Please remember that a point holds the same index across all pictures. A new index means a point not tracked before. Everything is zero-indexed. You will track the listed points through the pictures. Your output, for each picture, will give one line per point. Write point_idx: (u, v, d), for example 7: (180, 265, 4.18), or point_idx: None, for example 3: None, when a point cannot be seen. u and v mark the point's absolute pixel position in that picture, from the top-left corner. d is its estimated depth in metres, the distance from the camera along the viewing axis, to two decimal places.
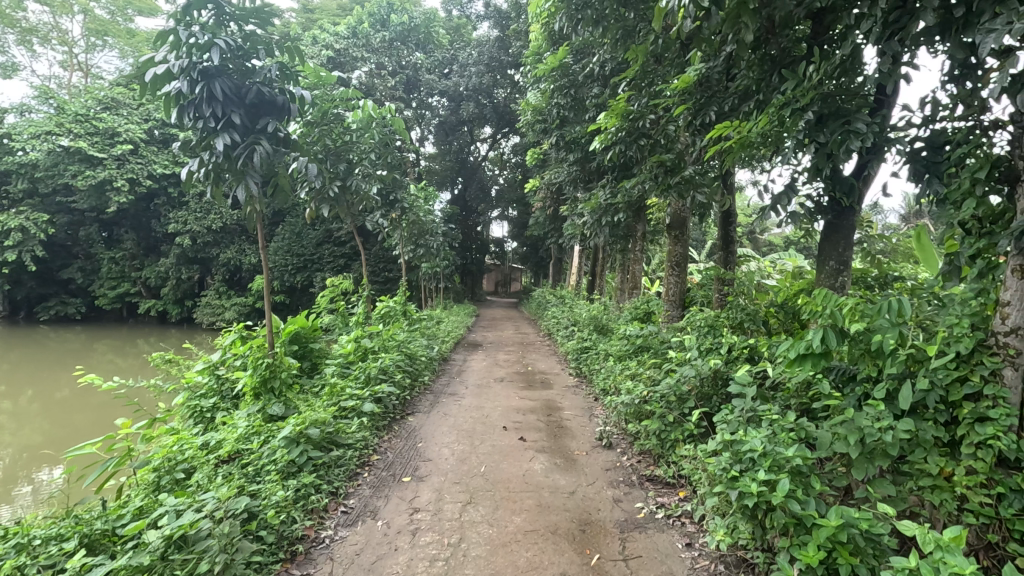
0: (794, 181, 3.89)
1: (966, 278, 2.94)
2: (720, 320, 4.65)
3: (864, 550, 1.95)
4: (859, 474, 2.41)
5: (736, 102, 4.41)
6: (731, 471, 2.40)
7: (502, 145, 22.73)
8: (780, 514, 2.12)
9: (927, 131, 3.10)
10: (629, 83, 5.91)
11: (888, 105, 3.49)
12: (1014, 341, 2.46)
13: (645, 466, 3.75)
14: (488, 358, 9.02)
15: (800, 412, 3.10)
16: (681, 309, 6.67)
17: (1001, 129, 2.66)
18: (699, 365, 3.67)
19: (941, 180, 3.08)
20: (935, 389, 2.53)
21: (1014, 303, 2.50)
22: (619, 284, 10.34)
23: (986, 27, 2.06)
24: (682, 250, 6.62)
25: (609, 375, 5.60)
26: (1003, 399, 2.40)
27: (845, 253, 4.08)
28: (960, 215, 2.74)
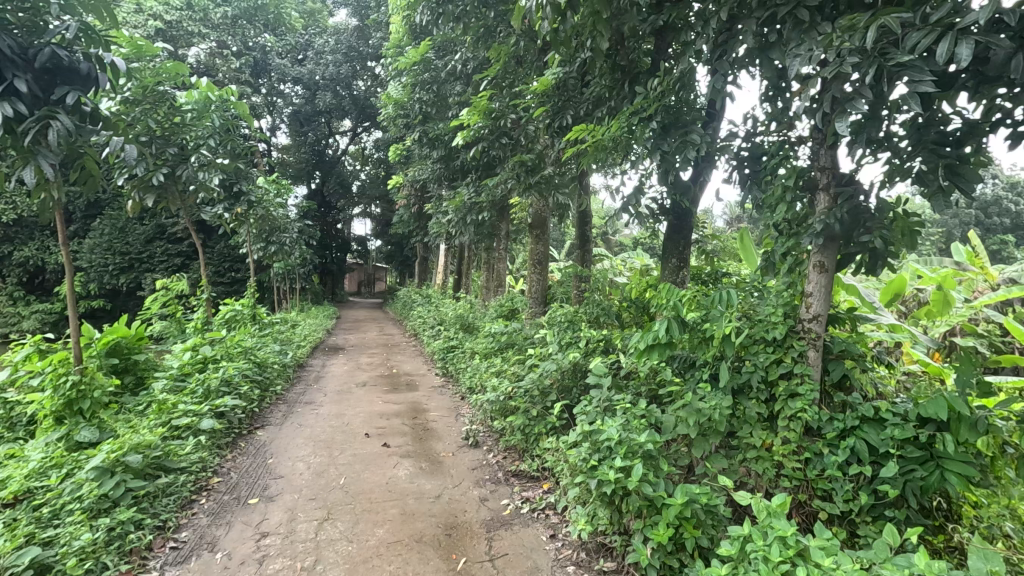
0: (641, 184, 4.19)
1: (779, 273, 3.38)
2: (578, 315, 4.87)
3: (704, 522, 2.14)
4: (699, 452, 2.64)
5: (590, 107, 4.64)
6: (591, 461, 2.48)
7: (363, 139, 21.91)
8: (634, 498, 2.23)
9: (748, 144, 3.52)
10: (491, 82, 5.94)
11: (717, 118, 3.92)
12: (815, 326, 2.91)
13: (510, 461, 3.79)
14: (350, 362, 8.56)
15: (649, 398, 3.34)
16: (543, 306, 6.89)
17: (804, 145, 3.10)
18: (559, 360, 3.80)
19: (759, 187, 3.51)
20: (758, 370, 2.88)
21: (815, 294, 2.94)
22: (483, 282, 10.45)
23: (794, 52, 2.36)
24: (543, 249, 6.85)
25: (474, 373, 5.61)
26: (808, 376, 2.80)
27: (684, 251, 4.50)
28: (774, 218, 3.13)
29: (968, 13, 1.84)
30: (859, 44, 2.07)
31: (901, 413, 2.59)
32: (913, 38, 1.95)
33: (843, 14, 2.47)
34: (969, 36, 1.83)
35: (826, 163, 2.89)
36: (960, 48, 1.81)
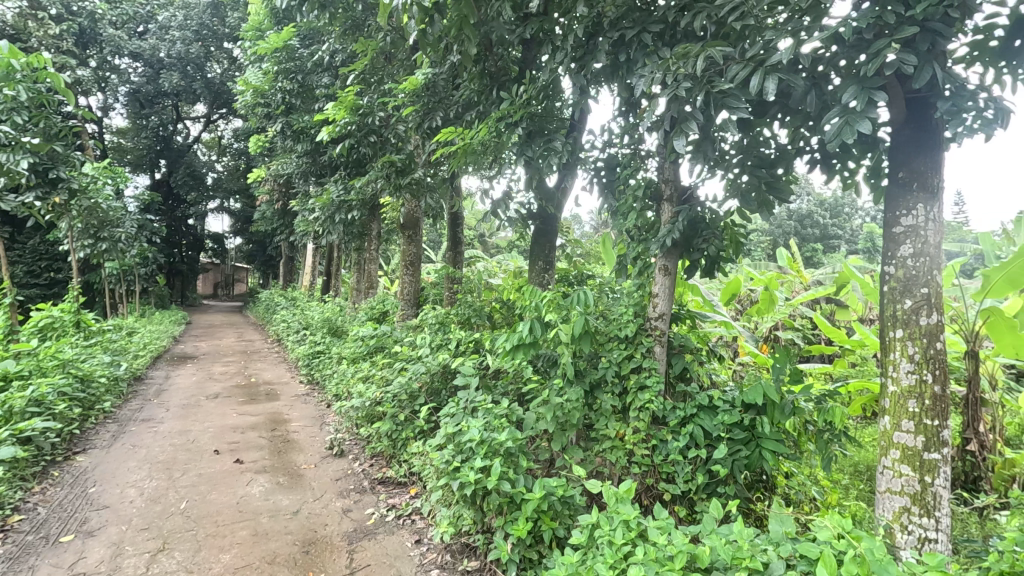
0: (508, 189, 4.31)
1: (631, 275, 3.66)
2: (449, 317, 4.86)
3: (560, 513, 2.26)
4: (558, 446, 2.78)
5: (460, 110, 4.66)
6: (453, 463, 2.49)
7: (219, 127, 20.02)
8: (494, 496, 2.28)
9: (606, 154, 3.77)
10: (359, 77, 5.71)
11: (579, 129, 4.15)
12: (660, 324, 3.20)
13: (377, 469, 3.68)
14: (199, 372, 7.74)
15: (515, 397, 3.43)
16: (415, 308, 6.77)
17: (652, 158, 3.38)
18: (428, 362, 3.76)
19: (615, 195, 3.77)
20: (612, 366, 3.10)
21: (661, 294, 3.24)
22: (355, 284, 10.04)
23: (639, 74, 2.57)
24: (416, 250, 6.74)
25: (341, 379, 5.36)
26: (655, 370, 3.07)
27: (549, 255, 4.71)
28: (627, 225, 3.39)
29: (775, 52, 2.14)
30: (690, 70, 2.31)
31: (729, 399, 2.94)
32: (733, 70, 2.21)
33: (679, 42, 2.74)
34: (775, 72, 2.12)
35: (669, 176, 3.20)
36: (768, 82, 2.09)
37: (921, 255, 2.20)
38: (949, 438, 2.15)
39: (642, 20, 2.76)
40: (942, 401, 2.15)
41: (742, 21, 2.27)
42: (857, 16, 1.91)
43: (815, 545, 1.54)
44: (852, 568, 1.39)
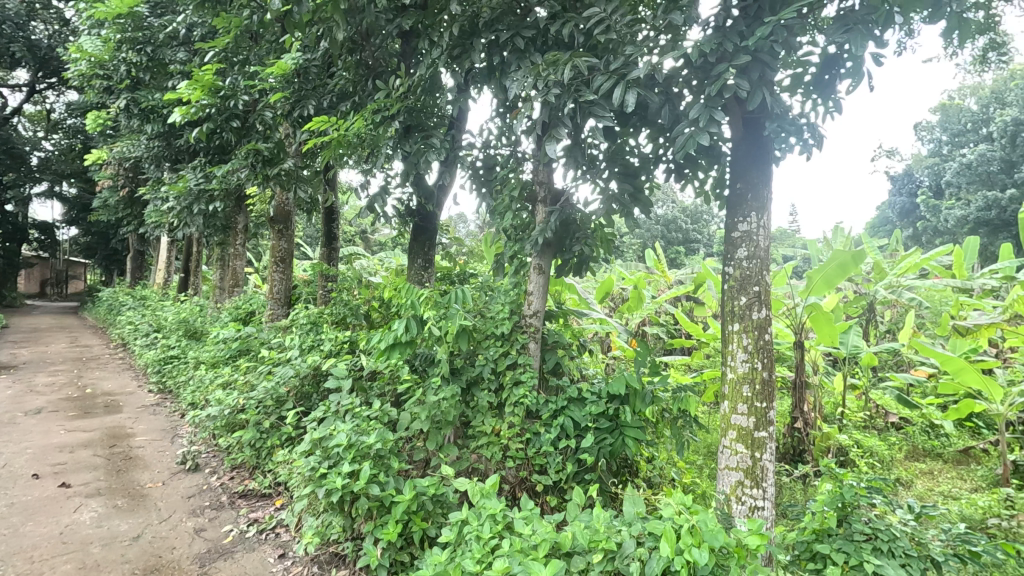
0: (386, 184, 4.19)
1: (508, 274, 3.75)
2: (323, 316, 4.63)
3: (432, 512, 2.25)
4: (433, 445, 2.77)
5: (335, 100, 4.45)
6: (319, 469, 2.36)
7: (47, 100, 17.23)
8: (363, 502, 2.21)
9: (484, 154, 3.82)
10: (220, 55, 5.22)
11: (459, 127, 4.15)
12: (534, 321, 3.32)
13: (238, 482, 3.40)
14: (16, 384, 6.59)
15: (390, 398, 3.34)
16: (287, 307, 6.34)
17: (527, 161, 3.48)
18: (297, 365, 3.54)
19: (493, 194, 3.84)
20: (488, 363, 3.15)
21: (535, 293, 3.37)
22: (217, 281, 9.17)
23: (511, 78, 2.63)
24: (287, 246, 6.31)
25: (198, 387, 4.86)
26: (529, 365, 3.16)
27: (429, 253, 4.66)
28: (503, 224, 3.46)
29: (635, 67, 2.29)
30: (559, 77, 2.41)
31: (596, 391, 3.12)
32: (597, 81, 2.35)
33: (550, 49, 2.87)
34: (633, 86, 2.27)
35: (543, 179, 3.33)
36: (628, 95, 2.24)
37: (754, 257, 2.50)
38: (774, 418, 2.47)
39: (515, 24, 2.84)
40: (769, 385, 2.46)
41: (606, 35, 2.41)
42: (702, 41, 2.12)
43: (661, 522, 1.68)
44: (689, 539, 1.54)
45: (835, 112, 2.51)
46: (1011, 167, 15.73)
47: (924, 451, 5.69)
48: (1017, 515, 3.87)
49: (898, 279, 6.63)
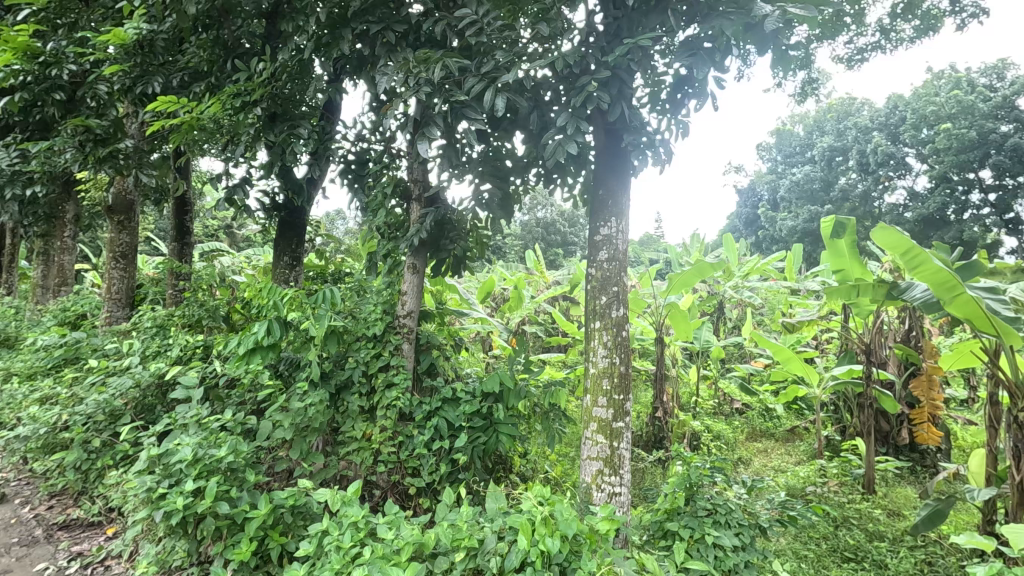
0: (247, 175, 3.87)
1: (381, 274, 3.65)
2: (172, 319, 4.16)
3: (292, 525, 2.12)
4: (296, 454, 2.62)
5: (186, 79, 4.02)
6: (157, 490, 2.10)
7: None
8: (210, 521, 2.01)
9: (357, 148, 3.68)
10: (39, 16, 4.47)
11: (332, 117, 3.96)
12: (408, 321, 3.27)
13: (59, 511, 2.95)
14: None
15: (249, 407, 3.09)
16: (128, 309, 5.60)
17: (402, 158, 3.40)
18: (136, 374, 3.14)
19: (366, 190, 3.72)
20: (359, 366, 3.04)
21: (409, 292, 3.31)
22: (39, 279, 7.87)
23: (381, 71, 2.56)
24: (129, 240, 5.58)
25: (8, 403, 4.12)
26: (402, 366, 3.10)
27: (298, 250, 4.39)
28: (376, 222, 3.35)
29: (504, 72, 2.35)
30: (430, 75, 2.39)
31: (471, 390, 3.15)
32: (468, 83, 2.37)
33: (422, 46, 2.84)
34: (503, 90, 2.32)
35: (418, 176, 3.29)
36: (497, 99, 2.28)
37: (614, 259, 2.69)
38: (630, 409, 2.66)
39: (387, 18, 2.77)
40: (625, 378, 2.65)
41: (478, 37, 2.44)
42: (568, 52, 2.22)
43: (520, 515, 1.73)
44: (546, 531, 1.60)
45: (686, 130, 2.77)
46: (828, 185, 18.51)
47: (760, 431, 6.50)
48: (828, 482, 4.55)
49: (742, 281, 7.49)
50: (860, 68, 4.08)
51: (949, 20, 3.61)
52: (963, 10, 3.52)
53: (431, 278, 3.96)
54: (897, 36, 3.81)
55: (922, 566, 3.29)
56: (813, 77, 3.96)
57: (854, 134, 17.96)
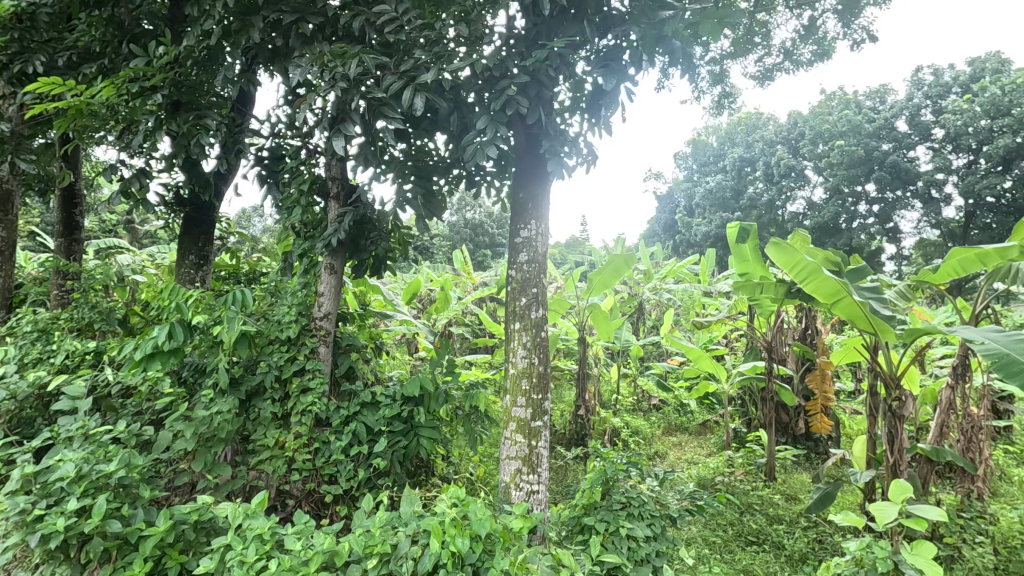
0: (146, 167, 3.58)
1: (297, 274, 3.50)
2: (58, 322, 3.77)
3: (193, 541, 1.99)
4: (199, 466, 2.45)
5: (75, 59, 3.66)
6: (32, 512, 1.90)
7: None
8: (97, 543, 1.84)
9: (271, 143, 3.50)
10: None
11: (244, 109, 3.77)
12: (325, 323, 3.17)
13: None
14: None
15: (147, 417, 2.86)
16: (5, 311, 5.02)
17: (319, 154, 3.28)
18: (12, 384, 2.82)
19: (280, 187, 3.57)
20: (271, 370, 2.89)
21: (326, 293, 3.20)
22: None
23: (295, 63, 2.46)
24: (6, 235, 5.00)
25: None
26: (319, 370, 3.00)
27: (205, 248, 4.10)
28: (291, 220, 3.22)
29: (423, 72, 2.34)
30: (346, 70, 2.34)
31: (391, 394, 3.09)
32: (387, 80, 2.34)
33: (338, 40, 2.76)
34: (423, 89, 2.32)
35: (336, 174, 3.19)
36: (416, 98, 2.27)
37: (533, 261, 2.75)
38: (548, 409, 2.72)
39: (301, 8, 2.67)
40: (544, 378, 2.72)
41: (397, 35, 2.42)
42: (486, 55, 2.24)
43: (433, 518, 1.73)
44: (460, 534, 1.61)
45: (603, 136, 2.88)
46: (738, 194, 19.81)
47: (676, 426, 6.85)
48: (734, 472, 4.87)
49: (660, 283, 7.86)
50: (766, 86, 4.40)
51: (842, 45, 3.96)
52: (855, 33, 3.88)
53: (354, 279, 3.85)
54: (798, 59, 4.14)
55: (814, 545, 3.57)
56: (728, 91, 4.23)
57: (761, 147, 19.34)
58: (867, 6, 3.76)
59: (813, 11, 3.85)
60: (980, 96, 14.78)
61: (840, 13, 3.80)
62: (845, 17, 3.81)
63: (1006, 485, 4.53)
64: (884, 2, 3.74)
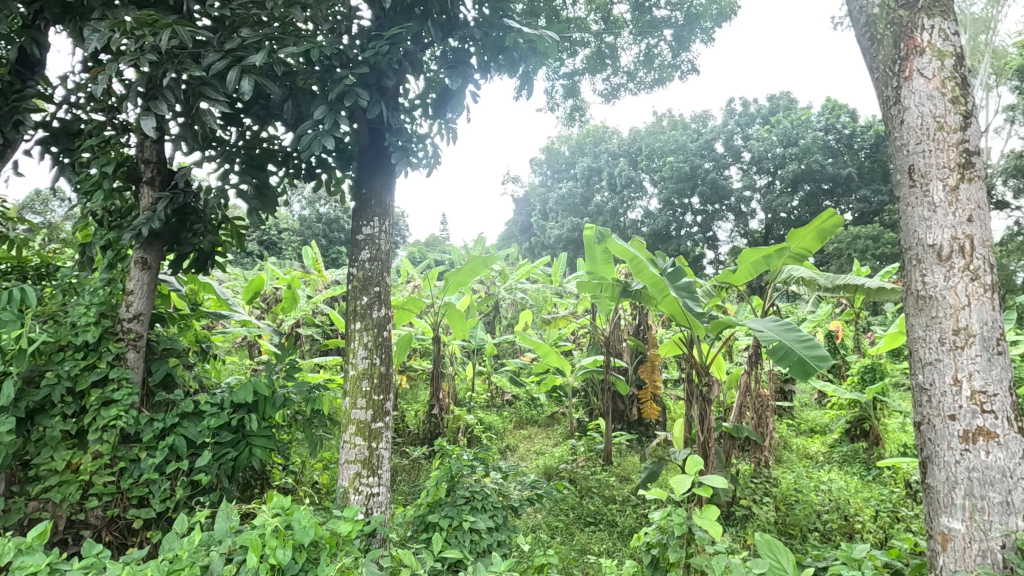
0: None
1: (99, 269, 3.03)
2: None
3: None
4: None
5: None
6: None
7: None
8: None
9: (65, 115, 2.96)
10: None
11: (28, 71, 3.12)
12: (135, 326, 2.78)
13: None
14: None
15: None
16: None
17: (130, 132, 2.86)
18: None
19: (76, 168, 3.02)
20: (62, 382, 2.47)
21: (137, 292, 2.81)
22: None
23: (91, 25, 2.14)
24: None
25: None
26: (127, 379, 2.63)
27: None
28: (92, 206, 2.77)
29: (252, 53, 2.18)
30: (156, 41, 2.10)
31: (218, 402, 2.80)
32: (207, 58, 2.14)
33: (149, 6, 2.45)
34: (250, 72, 2.16)
35: (150, 156, 2.82)
36: (242, 80, 2.12)
37: (375, 259, 2.73)
38: (390, 409, 2.70)
39: None
40: (386, 378, 2.69)
41: (221, 9, 2.22)
42: (322, 43, 2.17)
43: (251, 532, 1.66)
44: (278, 547, 1.56)
45: (452, 136, 2.92)
46: (587, 201, 21.29)
47: (527, 419, 7.17)
48: (576, 459, 5.23)
49: (514, 283, 8.16)
50: (613, 103, 4.79)
51: (675, 73, 4.44)
52: (683, 65, 4.41)
53: (182, 276, 3.44)
54: (639, 81, 4.57)
55: (640, 519, 3.95)
56: (578, 105, 4.54)
57: (607, 158, 21.01)
58: (695, 43, 4.24)
59: (652, 40, 4.26)
60: (776, 128, 17.65)
61: (672, 45, 4.25)
62: (676, 49, 4.29)
63: (787, 452, 5.45)
64: (709, 40, 4.25)
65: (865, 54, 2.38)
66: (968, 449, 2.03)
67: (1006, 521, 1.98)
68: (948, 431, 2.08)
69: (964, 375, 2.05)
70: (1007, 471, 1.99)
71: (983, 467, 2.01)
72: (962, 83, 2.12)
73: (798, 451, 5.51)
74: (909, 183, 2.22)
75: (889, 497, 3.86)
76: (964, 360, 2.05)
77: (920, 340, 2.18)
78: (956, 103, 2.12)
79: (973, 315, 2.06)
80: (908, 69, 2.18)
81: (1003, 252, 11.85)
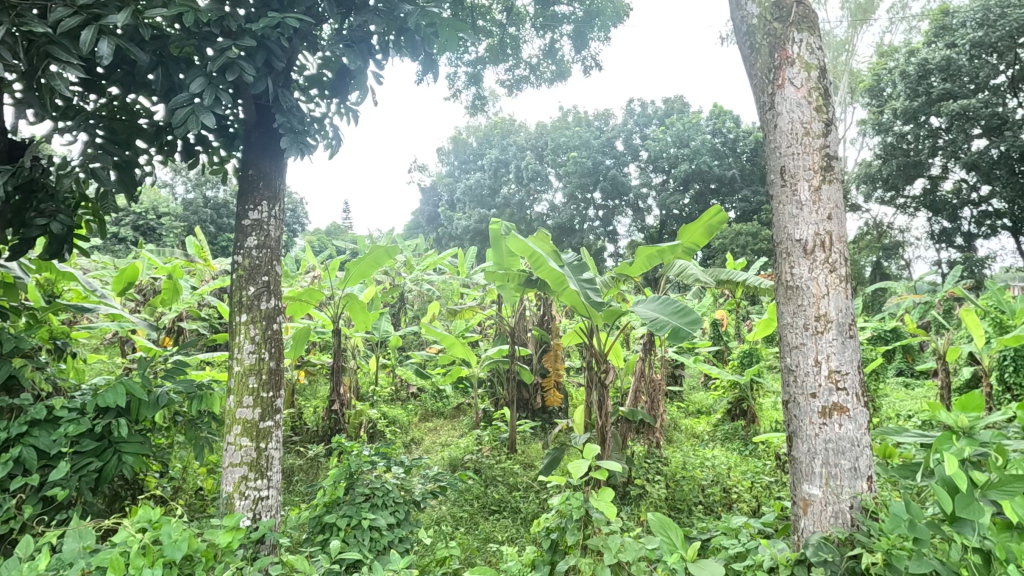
0: None
1: None
2: None
3: None
4: None
5: None
6: None
7: None
8: None
9: None
10: None
11: None
12: None
13: None
14: None
15: None
16: None
17: None
18: None
19: None
20: None
21: None
22: None
23: None
24: None
25: None
26: None
27: None
28: None
29: (111, 12, 1.93)
30: None
31: (78, 406, 2.48)
32: (54, 13, 1.87)
33: None
34: (108, 34, 1.91)
35: None
36: (100, 43, 1.88)
37: (263, 246, 2.54)
38: (279, 407, 2.54)
39: None
40: (275, 374, 2.53)
41: None
42: (198, 7, 1.97)
43: (109, 551, 1.50)
44: (140, 565, 1.42)
45: (352, 120, 2.80)
46: (494, 192, 21.35)
47: (432, 412, 7.10)
48: (481, 449, 5.26)
49: (419, 274, 8.01)
50: (516, 95, 4.83)
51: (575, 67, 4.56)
52: (585, 60, 4.52)
53: (32, 261, 2.96)
54: (541, 74, 4.64)
55: (542, 504, 4.05)
56: (481, 94, 4.52)
57: (514, 151, 21.19)
58: (594, 40, 4.38)
59: (553, 34, 4.32)
60: (670, 129, 18.78)
61: (572, 40, 4.35)
62: (576, 46, 4.39)
63: (677, 433, 5.84)
64: (607, 39, 4.41)
65: (745, 60, 2.56)
66: (825, 422, 2.28)
67: (854, 485, 2.25)
68: (809, 408, 2.32)
69: (823, 357, 2.29)
70: (855, 440, 2.26)
71: (837, 438, 2.26)
72: (824, 94, 2.36)
73: (686, 431, 5.93)
74: (781, 182, 2.42)
75: (761, 469, 4.27)
76: (824, 344, 2.29)
77: (788, 326, 2.41)
78: (820, 111, 2.35)
79: (831, 303, 2.30)
80: (781, 77, 2.38)
81: (856, 249, 13.50)
